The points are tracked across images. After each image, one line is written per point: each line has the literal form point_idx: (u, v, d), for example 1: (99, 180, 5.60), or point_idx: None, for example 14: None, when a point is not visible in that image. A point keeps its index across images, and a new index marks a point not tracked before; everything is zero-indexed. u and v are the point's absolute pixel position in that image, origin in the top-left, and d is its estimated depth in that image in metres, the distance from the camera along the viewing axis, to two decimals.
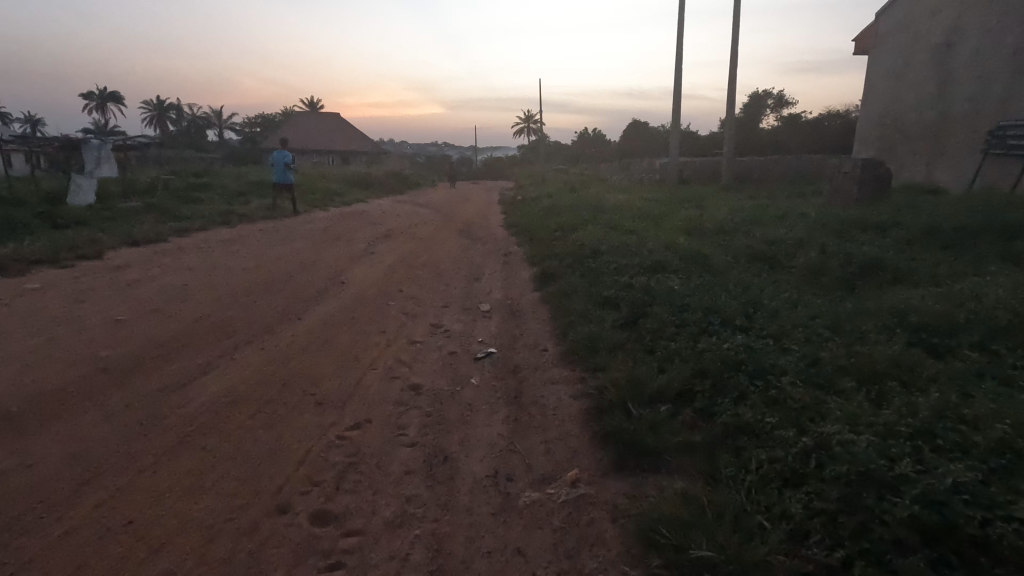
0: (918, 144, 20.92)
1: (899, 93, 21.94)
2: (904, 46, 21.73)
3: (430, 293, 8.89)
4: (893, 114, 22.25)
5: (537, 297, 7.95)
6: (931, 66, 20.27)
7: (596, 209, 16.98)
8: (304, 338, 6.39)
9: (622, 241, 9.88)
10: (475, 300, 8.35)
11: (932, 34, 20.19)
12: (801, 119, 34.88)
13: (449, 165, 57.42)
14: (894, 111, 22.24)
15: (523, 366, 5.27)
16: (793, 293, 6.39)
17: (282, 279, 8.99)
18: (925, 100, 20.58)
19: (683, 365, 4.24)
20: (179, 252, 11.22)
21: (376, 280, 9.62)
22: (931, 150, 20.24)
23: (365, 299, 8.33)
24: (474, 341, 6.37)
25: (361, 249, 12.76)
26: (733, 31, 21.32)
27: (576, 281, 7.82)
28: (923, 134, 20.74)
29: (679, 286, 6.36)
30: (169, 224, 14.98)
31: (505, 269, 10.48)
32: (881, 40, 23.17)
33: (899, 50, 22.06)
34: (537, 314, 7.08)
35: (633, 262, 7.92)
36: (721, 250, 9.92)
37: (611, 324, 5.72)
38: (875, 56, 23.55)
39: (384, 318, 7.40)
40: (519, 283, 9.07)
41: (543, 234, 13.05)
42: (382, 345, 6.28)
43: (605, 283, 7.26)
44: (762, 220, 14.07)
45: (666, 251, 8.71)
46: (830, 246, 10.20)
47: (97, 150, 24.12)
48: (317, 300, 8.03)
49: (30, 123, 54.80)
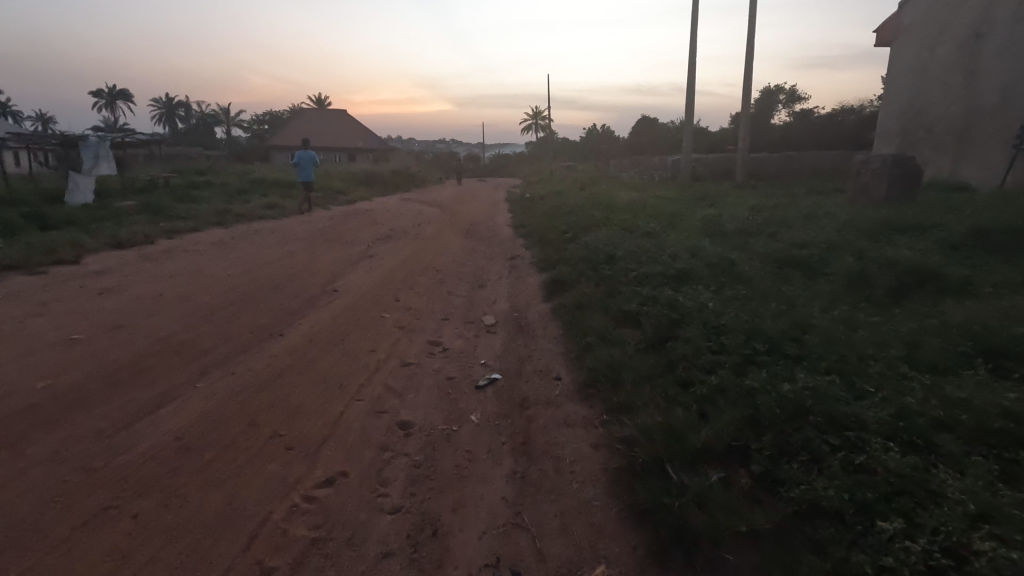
0: (943, 139, 19.87)
1: (923, 85, 20.86)
2: (928, 36, 20.63)
3: (430, 304, 8.10)
4: (917, 108, 21.15)
5: (547, 309, 7.15)
6: (959, 56, 19.19)
7: (609, 208, 16.08)
8: (284, 358, 5.63)
9: (639, 245, 9.06)
10: (479, 312, 7.55)
11: (960, 23, 19.06)
12: (815, 115, 33.78)
13: (456, 162, 56.59)
14: (917, 104, 21.17)
15: (532, 399, 4.49)
16: (842, 309, 5.55)
17: (269, 286, 8.24)
18: (951, 94, 19.50)
19: (731, 408, 3.44)
20: (165, 255, 10.53)
21: (371, 288, 8.85)
22: (957, 144, 19.19)
23: (357, 310, 7.57)
24: (476, 363, 5.58)
25: (360, 252, 12.02)
26: (749, 22, 20.33)
27: (590, 291, 7.02)
28: (949, 128, 19.69)
29: (711, 300, 5.55)
30: (162, 225, 14.31)
31: (512, 275, 9.70)
32: (903, 31, 22.07)
33: (922, 40, 20.96)
34: (548, 330, 6.29)
35: (654, 270, 7.09)
36: (747, 254, 9.07)
37: (635, 349, 4.92)
38: (897, 47, 22.43)
39: (377, 334, 6.62)
40: (527, 292, 8.27)
41: (552, 236, 12.21)
42: (372, 368, 5.51)
43: (624, 295, 6.45)
44: (786, 220, 13.14)
45: (689, 257, 7.88)
46: (866, 251, 9.31)
47: (94, 148, 23.46)
48: (305, 312, 7.28)
49: (41, 120, 54.97)
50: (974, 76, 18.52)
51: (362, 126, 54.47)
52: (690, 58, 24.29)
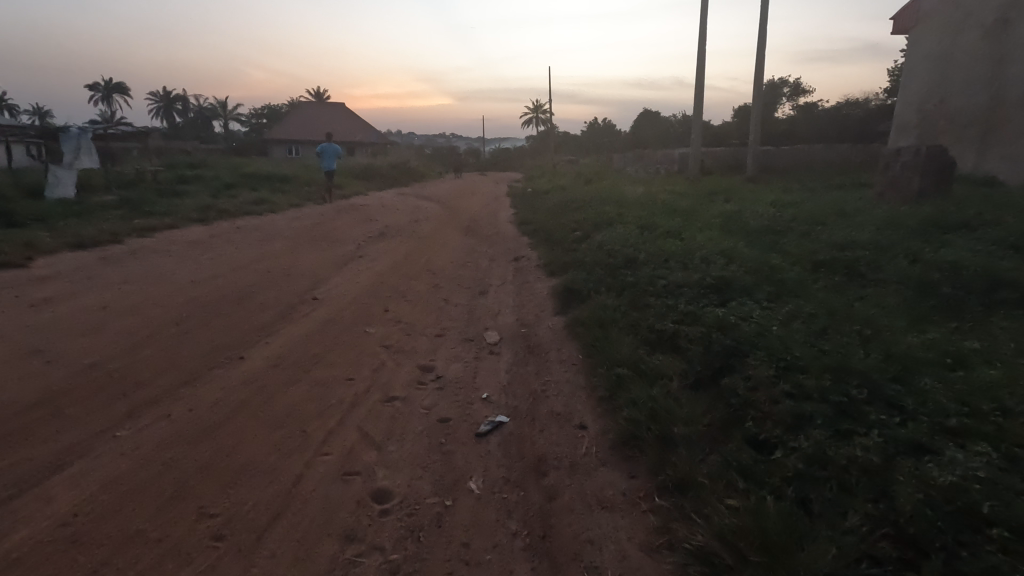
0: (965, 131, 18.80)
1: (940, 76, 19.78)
2: (945, 24, 19.54)
3: (424, 316, 7.00)
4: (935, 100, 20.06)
5: (561, 325, 6.04)
6: (982, 44, 18.11)
7: (620, 204, 14.96)
8: (239, 391, 4.57)
9: (661, 246, 7.98)
10: (481, 326, 6.46)
11: (984, 9, 17.96)
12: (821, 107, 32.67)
13: (457, 156, 55.38)
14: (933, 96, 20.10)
15: (550, 461, 3.42)
16: (931, 331, 4.50)
17: (238, 295, 7.14)
18: (975, 83, 18.40)
19: (853, 506, 2.41)
20: (129, 257, 9.42)
21: (357, 296, 7.77)
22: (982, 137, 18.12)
23: (338, 324, 6.48)
24: (476, 400, 4.48)
25: (349, 253, 10.94)
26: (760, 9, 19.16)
27: (611, 303, 5.92)
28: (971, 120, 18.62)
29: (769, 320, 4.47)
30: (136, 222, 13.16)
31: (518, 280, 8.62)
32: (917, 19, 20.97)
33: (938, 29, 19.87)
34: (564, 353, 5.19)
35: (686, 278, 5.98)
36: (783, 257, 7.99)
37: (681, 390, 3.84)
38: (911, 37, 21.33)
39: (357, 356, 5.53)
40: (537, 301, 7.18)
41: (561, 235, 11.07)
42: (346, 405, 4.43)
43: (654, 310, 5.36)
44: (816, 217, 12.04)
45: (724, 262, 6.77)
46: (920, 253, 8.20)
47: (76, 139, 22.10)
48: (274, 327, 6.20)
49: (36, 114, 53.85)
50: (1001, 64, 17.42)
51: (360, 119, 53.23)
52: (699, 43, 23.05)
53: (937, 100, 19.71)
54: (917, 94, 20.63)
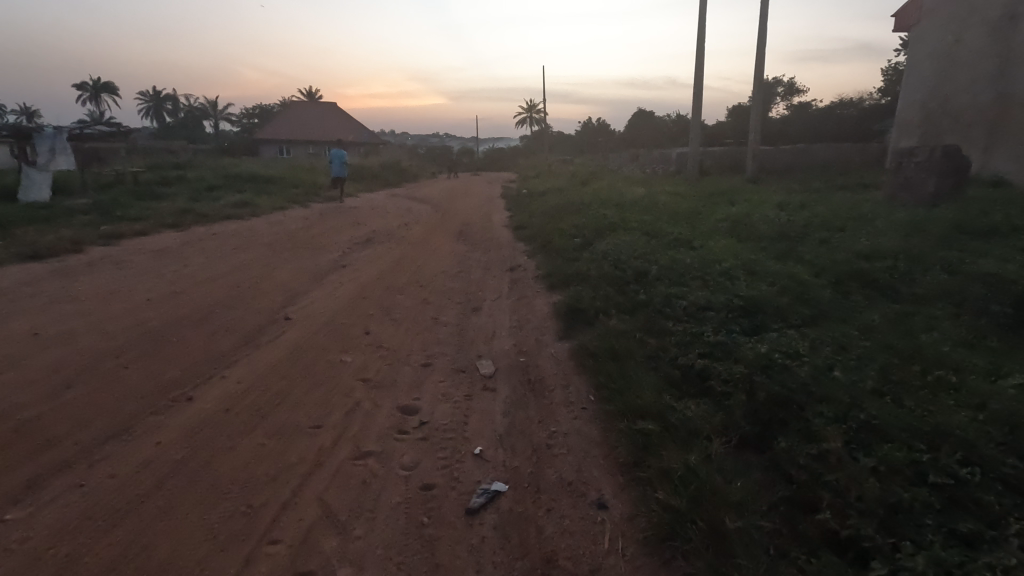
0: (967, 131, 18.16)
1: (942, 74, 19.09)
2: (948, 20, 18.83)
3: (409, 339, 6.18)
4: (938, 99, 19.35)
5: (565, 352, 5.26)
6: (987, 41, 17.42)
7: (621, 207, 14.18)
8: (175, 448, 3.75)
9: (674, 257, 7.19)
10: (474, 353, 5.65)
11: (989, 6, 17.26)
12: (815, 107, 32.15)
13: (450, 156, 54.46)
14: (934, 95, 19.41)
15: (562, 562, 2.66)
16: (1014, 367, 3.78)
17: (197, 316, 6.28)
18: (979, 82, 17.73)
19: None
20: (85, 269, 8.55)
21: (335, 314, 6.96)
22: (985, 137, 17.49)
23: (308, 352, 5.66)
24: (467, 456, 3.70)
25: (331, 262, 10.11)
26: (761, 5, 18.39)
27: (622, 327, 5.16)
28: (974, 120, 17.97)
29: (823, 359, 3.72)
30: (104, 228, 12.27)
31: (514, 294, 7.82)
32: (919, 15, 20.21)
33: (941, 26, 19.16)
34: (571, 391, 4.40)
35: (709, 299, 5.22)
36: (808, 268, 7.23)
37: (725, 455, 3.09)
38: (913, 33, 20.59)
39: (327, 394, 4.72)
40: (537, 321, 6.37)
41: (560, 242, 10.28)
42: (308, 465, 3.63)
43: (676, 341, 4.59)
44: (831, 221, 11.29)
45: (748, 278, 6.00)
46: (956, 264, 7.45)
47: (50, 140, 20.82)
48: (233, 357, 5.36)
49: (22, 113, 52.58)
50: (1008, 62, 16.76)
51: (352, 119, 52.28)
52: (697, 39, 22.29)
53: (942, 98, 19.03)
54: (920, 92, 19.95)
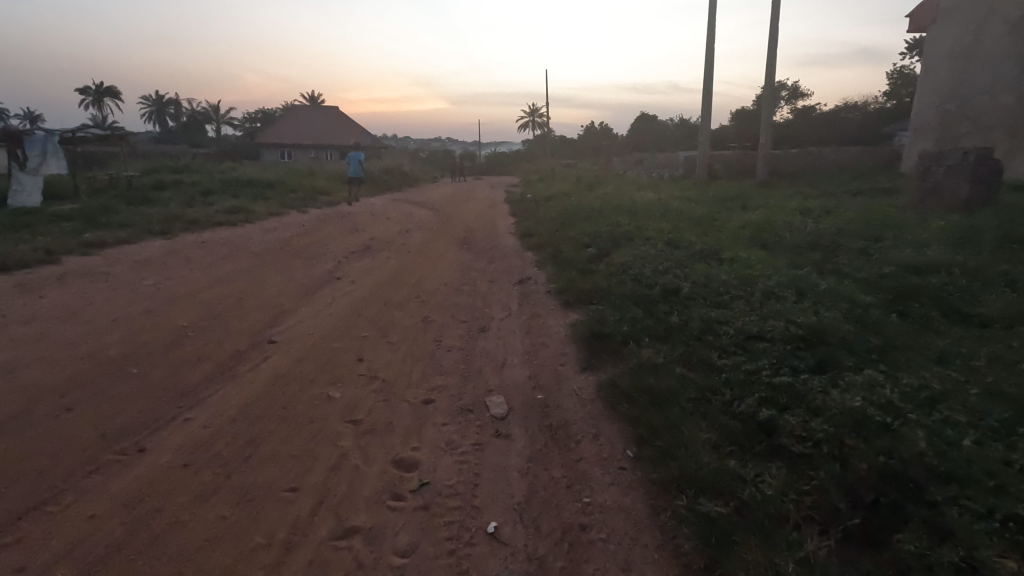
0: (989, 135, 17.31)
1: (960, 77, 18.24)
2: (966, 21, 18.05)
3: (408, 366, 5.41)
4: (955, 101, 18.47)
5: (590, 387, 4.51)
6: (1007, 41, 16.66)
7: (634, 213, 13.39)
8: (116, 528, 3.01)
9: (705, 272, 6.43)
10: (483, 386, 4.88)
11: (1010, 4, 16.52)
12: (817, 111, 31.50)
13: (452, 161, 53.73)
14: (951, 99, 18.54)
15: None
16: None
17: (167, 340, 5.52)
18: (1000, 83, 16.93)
19: None
20: (54, 282, 7.83)
21: (325, 336, 6.21)
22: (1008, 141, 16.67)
23: (291, 386, 4.89)
24: (478, 537, 2.96)
25: (325, 273, 9.37)
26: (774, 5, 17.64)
27: (659, 359, 4.42)
28: (995, 123, 17.14)
29: (925, 415, 3.02)
30: (86, 235, 11.54)
31: (526, 312, 7.08)
32: (934, 17, 19.40)
33: (957, 27, 18.39)
34: (603, 442, 3.65)
35: (760, 325, 4.48)
36: (854, 284, 6.46)
37: (824, 562, 2.37)
38: (928, 35, 19.78)
39: (309, 441, 3.96)
40: (554, 344, 5.61)
41: (572, 253, 9.49)
42: (279, 550, 2.89)
43: (729, 378, 3.85)
44: (862, 228, 10.47)
45: (797, 297, 5.24)
46: (1018, 280, 6.66)
47: (41, 143, 19.85)
48: (203, 394, 4.59)
49: (25, 116, 52.14)
50: None
51: (354, 122, 51.64)
52: (706, 40, 21.50)
53: (960, 100, 18.20)
54: (935, 94, 19.12)
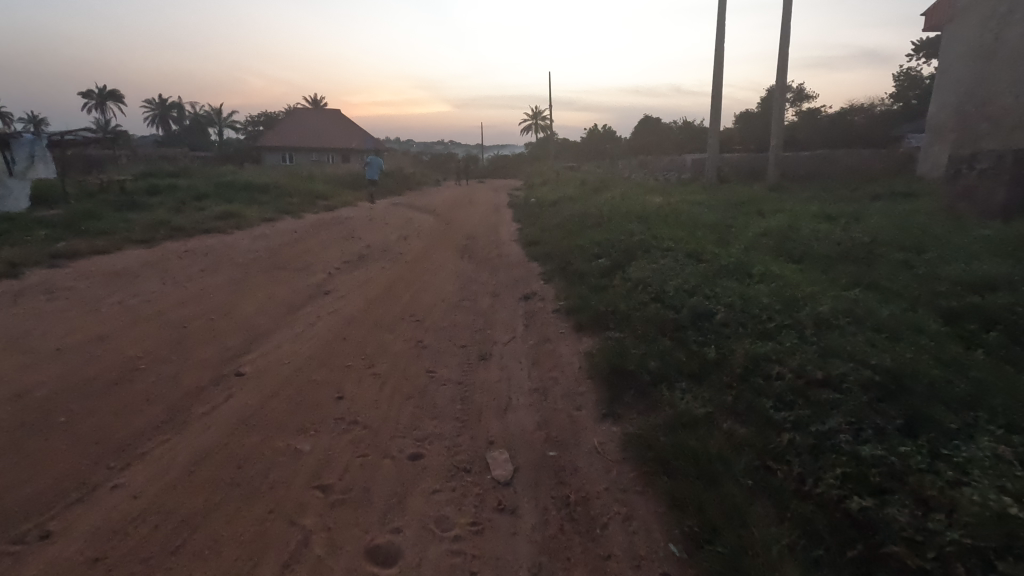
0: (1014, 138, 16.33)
1: (982, 76, 17.26)
2: (987, 18, 17.08)
3: (395, 406, 4.60)
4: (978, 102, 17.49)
5: (615, 440, 3.70)
6: None
7: (646, 220, 12.55)
8: None
9: (739, 291, 5.59)
10: (484, 435, 4.07)
11: None
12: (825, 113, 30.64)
13: (455, 164, 52.94)
14: (974, 100, 17.55)
15: None
16: None
17: (113, 374, 4.73)
18: None
19: None
20: (9, 299, 7.08)
21: (302, 365, 5.41)
22: None
23: (252, 434, 4.07)
24: None
25: (311, 287, 8.58)
26: None
27: (698, 410, 3.61)
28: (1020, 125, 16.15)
29: None
30: (60, 244, 10.79)
31: (533, 335, 6.25)
32: (953, 14, 18.45)
33: (978, 24, 17.40)
34: (636, 530, 2.85)
35: (823, 365, 3.68)
36: (912, 303, 5.59)
37: None
38: (947, 33, 18.81)
39: (262, 520, 3.16)
40: (566, 381, 4.76)
41: (582, 265, 8.66)
42: None
43: (795, 440, 3.06)
44: (896, 238, 9.60)
45: (856, 327, 4.42)
46: None
47: (29, 146, 19.19)
48: (142, 448, 3.80)
49: (28, 121, 51.89)
50: None
51: (355, 125, 50.97)
52: (716, 38, 20.64)
53: (982, 101, 17.27)
54: (955, 95, 18.20)
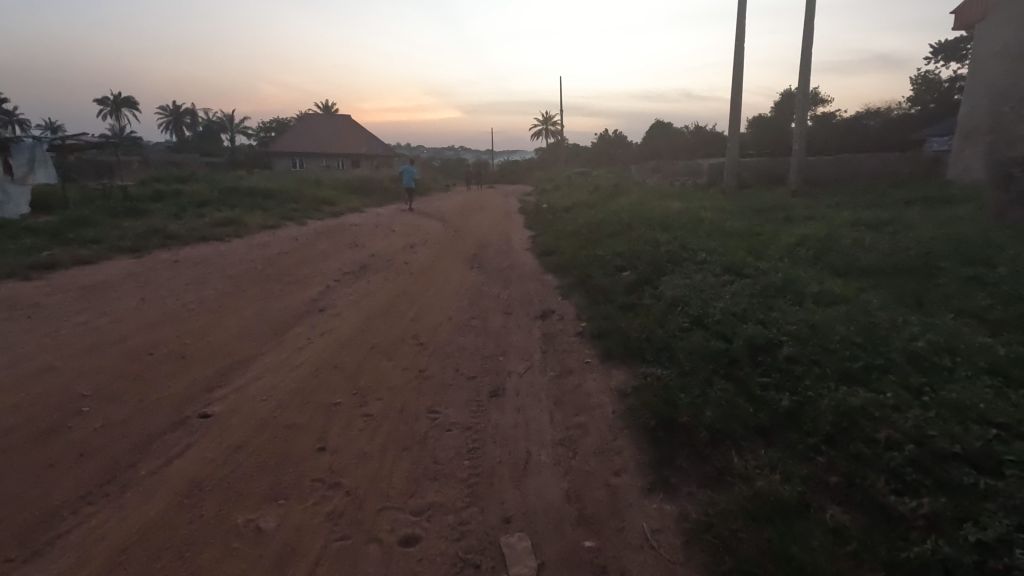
0: None
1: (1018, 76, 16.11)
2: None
3: (390, 461, 3.73)
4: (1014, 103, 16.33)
5: (672, 529, 2.81)
6: None
7: (668, 229, 11.63)
8: None
9: (803, 317, 4.68)
10: (498, 509, 3.19)
11: None
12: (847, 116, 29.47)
13: (464, 170, 52.25)
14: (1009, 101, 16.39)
15: None
16: None
17: (48, 421, 3.93)
18: None
19: None
20: None
21: (281, 403, 4.55)
22: None
23: (207, 503, 3.24)
24: None
25: (305, 302, 7.75)
26: None
27: (787, 489, 2.73)
28: None
29: None
30: (42, 254, 10.06)
31: (554, 364, 5.34)
32: (986, 10, 17.27)
33: (1013, 21, 16.24)
34: None
35: (953, 434, 2.81)
36: (1012, 331, 4.63)
37: None
38: (980, 29, 17.61)
39: None
40: (598, 433, 3.86)
41: (605, 279, 7.75)
42: None
43: (947, 557, 2.20)
44: (953, 249, 8.59)
45: (970, 370, 3.51)
46: None
47: (29, 151, 18.58)
48: (60, 530, 2.99)
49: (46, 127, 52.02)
50: None
51: (365, 131, 50.49)
52: (736, 39, 19.59)
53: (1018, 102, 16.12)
54: (988, 96, 17.04)
